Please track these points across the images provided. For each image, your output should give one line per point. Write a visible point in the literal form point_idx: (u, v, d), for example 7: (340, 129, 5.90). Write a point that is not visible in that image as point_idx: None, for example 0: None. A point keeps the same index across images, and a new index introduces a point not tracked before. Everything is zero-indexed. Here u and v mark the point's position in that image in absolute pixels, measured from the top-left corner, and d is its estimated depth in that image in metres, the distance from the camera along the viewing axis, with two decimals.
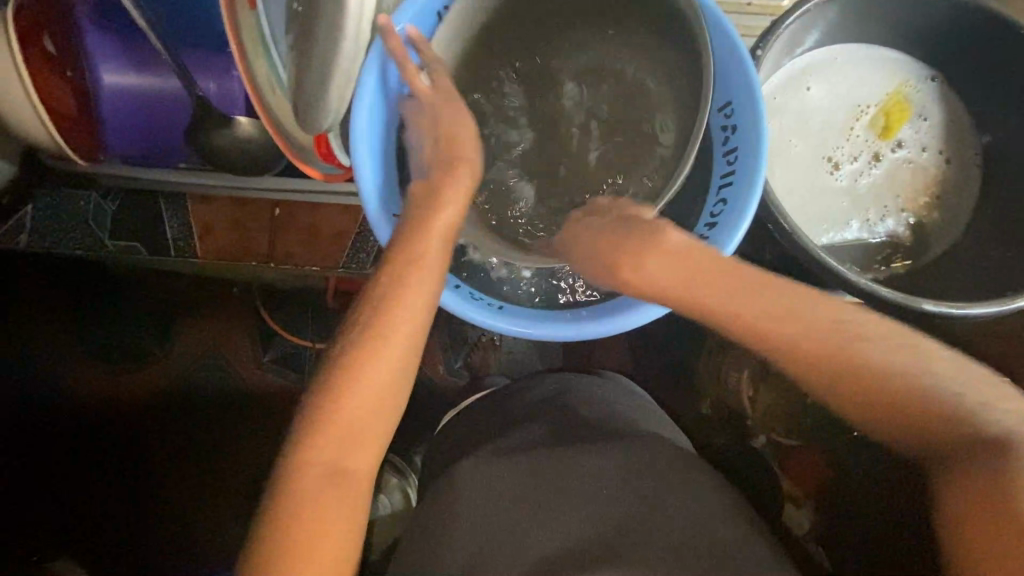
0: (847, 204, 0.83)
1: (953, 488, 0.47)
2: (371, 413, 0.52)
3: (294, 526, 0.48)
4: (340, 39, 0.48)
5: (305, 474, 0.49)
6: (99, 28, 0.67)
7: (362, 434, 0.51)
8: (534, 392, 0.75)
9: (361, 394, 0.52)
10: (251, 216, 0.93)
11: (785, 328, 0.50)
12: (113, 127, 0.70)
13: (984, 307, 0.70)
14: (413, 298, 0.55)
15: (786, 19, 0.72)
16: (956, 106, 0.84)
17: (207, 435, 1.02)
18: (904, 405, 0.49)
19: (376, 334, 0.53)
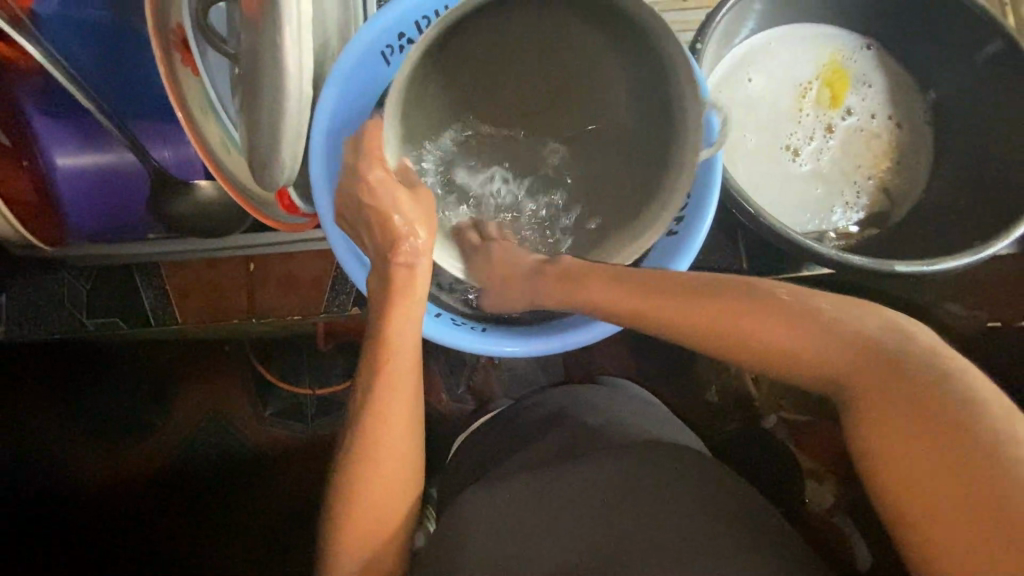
0: (821, 191, 0.85)
1: (885, 453, 0.42)
2: (392, 480, 0.52)
3: None
4: (285, 101, 0.47)
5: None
6: (47, 112, 0.66)
7: (388, 506, 0.52)
8: (537, 411, 0.75)
9: (374, 493, 0.51)
10: (228, 275, 0.94)
11: (699, 314, 0.53)
12: (74, 207, 0.70)
13: (958, 258, 0.71)
14: (398, 387, 0.53)
15: (717, 12, 0.74)
16: (896, 66, 0.87)
17: (214, 498, 0.99)
18: (836, 371, 0.47)
19: (371, 433, 0.52)
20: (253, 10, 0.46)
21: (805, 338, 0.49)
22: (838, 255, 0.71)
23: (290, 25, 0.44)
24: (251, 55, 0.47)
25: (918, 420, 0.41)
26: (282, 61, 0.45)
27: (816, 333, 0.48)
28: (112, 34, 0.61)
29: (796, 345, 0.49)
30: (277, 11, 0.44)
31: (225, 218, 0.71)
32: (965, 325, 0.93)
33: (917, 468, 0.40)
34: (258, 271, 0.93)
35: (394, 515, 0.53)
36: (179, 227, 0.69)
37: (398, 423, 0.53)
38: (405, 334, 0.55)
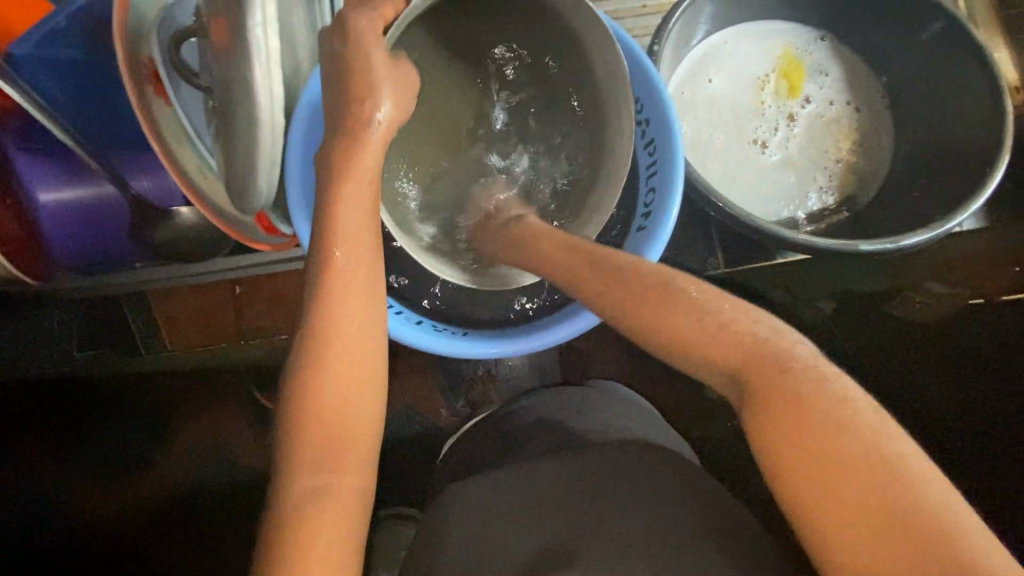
0: (794, 181, 0.87)
1: (777, 437, 0.42)
2: (349, 383, 0.49)
3: (295, 531, 0.43)
4: (257, 133, 0.48)
5: (301, 503, 0.44)
6: (31, 152, 0.69)
7: (347, 414, 0.48)
8: (526, 414, 0.77)
9: (330, 407, 0.48)
10: (217, 301, 0.95)
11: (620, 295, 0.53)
12: (57, 243, 0.72)
13: (921, 233, 0.73)
14: (347, 299, 0.51)
15: (671, 15, 0.77)
16: (850, 55, 0.90)
17: (206, 528, 0.97)
18: (733, 357, 0.46)
19: (322, 347, 0.49)
20: (220, 44, 0.46)
21: (707, 321, 0.48)
22: (804, 239, 0.73)
23: (258, 58, 0.45)
24: (222, 91, 0.48)
25: (797, 405, 0.42)
26: (253, 93, 0.46)
27: (707, 323, 0.48)
28: (84, 70, 0.61)
29: (697, 331, 0.48)
30: (242, 42, 0.45)
31: (207, 242, 0.72)
32: (945, 303, 0.95)
33: (823, 502, 0.39)
34: (245, 295, 0.95)
35: (359, 433, 0.48)
36: (162, 251, 0.71)
37: (354, 333, 0.51)
38: (355, 248, 0.53)
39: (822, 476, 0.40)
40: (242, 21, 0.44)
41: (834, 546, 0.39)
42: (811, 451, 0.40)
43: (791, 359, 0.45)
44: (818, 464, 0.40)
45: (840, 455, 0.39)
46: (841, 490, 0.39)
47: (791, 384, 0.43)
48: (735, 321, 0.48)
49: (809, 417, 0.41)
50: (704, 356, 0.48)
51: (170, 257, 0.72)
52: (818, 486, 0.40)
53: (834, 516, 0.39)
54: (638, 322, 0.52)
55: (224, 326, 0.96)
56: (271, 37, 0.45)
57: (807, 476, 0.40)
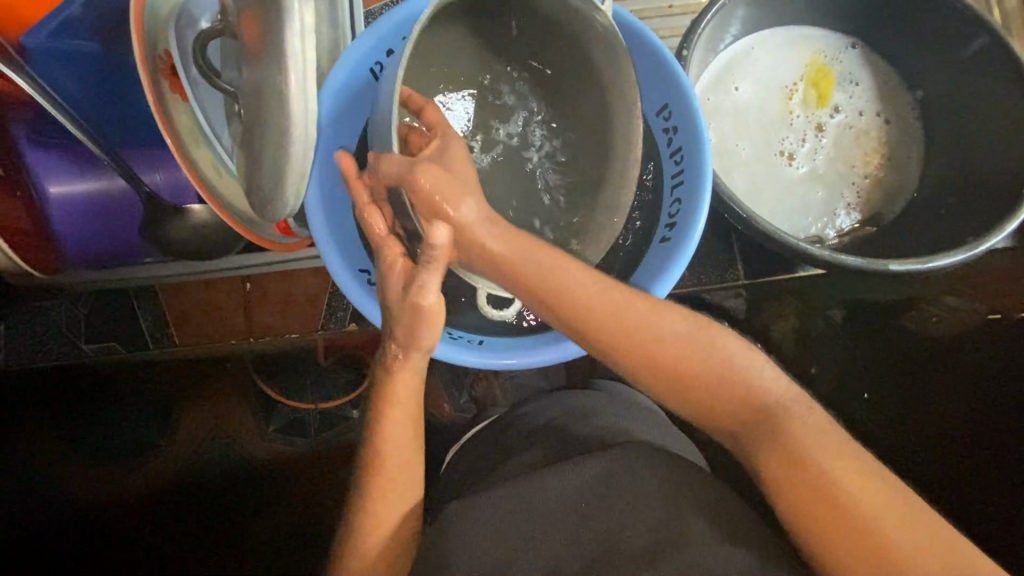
0: (824, 194, 0.85)
1: (770, 473, 0.49)
2: (403, 422, 0.61)
3: (366, 536, 0.58)
4: (289, 146, 0.46)
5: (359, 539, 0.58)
6: (42, 144, 0.67)
7: (400, 446, 0.60)
8: (532, 419, 0.76)
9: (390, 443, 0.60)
10: (225, 296, 0.93)
11: (628, 317, 0.55)
12: (67, 237, 0.70)
13: (950, 256, 0.71)
14: (404, 374, 0.61)
15: (701, 19, 0.75)
16: (882, 64, 0.87)
17: (219, 520, 1.00)
18: (728, 386, 0.52)
19: (384, 394, 0.61)
20: (254, 50, 0.45)
21: (704, 358, 0.53)
22: (829, 256, 0.71)
23: (295, 68, 0.43)
24: (254, 97, 0.46)
25: (784, 444, 0.48)
26: (287, 105, 0.44)
27: (710, 363, 0.53)
28: (99, 63, 0.60)
29: (690, 362, 0.53)
30: (279, 52, 0.43)
31: (218, 239, 0.71)
32: None
33: (835, 544, 0.45)
34: (254, 292, 0.93)
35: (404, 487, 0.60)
36: (173, 249, 0.69)
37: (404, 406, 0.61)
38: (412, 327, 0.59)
39: (822, 517, 0.45)
40: (279, 30, 0.42)
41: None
42: (816, 494, 0.46)
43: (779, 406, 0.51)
44: (814, 498, 0.46)
45: (840, 498, 0.45)
46: (851, 532, 0.44)
47: (787, 429, 0.49)
48: (739, 360, 0.53)
49: (806, 466, 0.47)
50: (690, 388, 0.53)
51: (181, 254, 0.71)
52: (830, 528, 0.45)
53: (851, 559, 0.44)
54: (658, 356, 0.54)
55: (232, 323, 0.94)
56: (308, 49, 0.43)
57: (816, 522, 0.46)
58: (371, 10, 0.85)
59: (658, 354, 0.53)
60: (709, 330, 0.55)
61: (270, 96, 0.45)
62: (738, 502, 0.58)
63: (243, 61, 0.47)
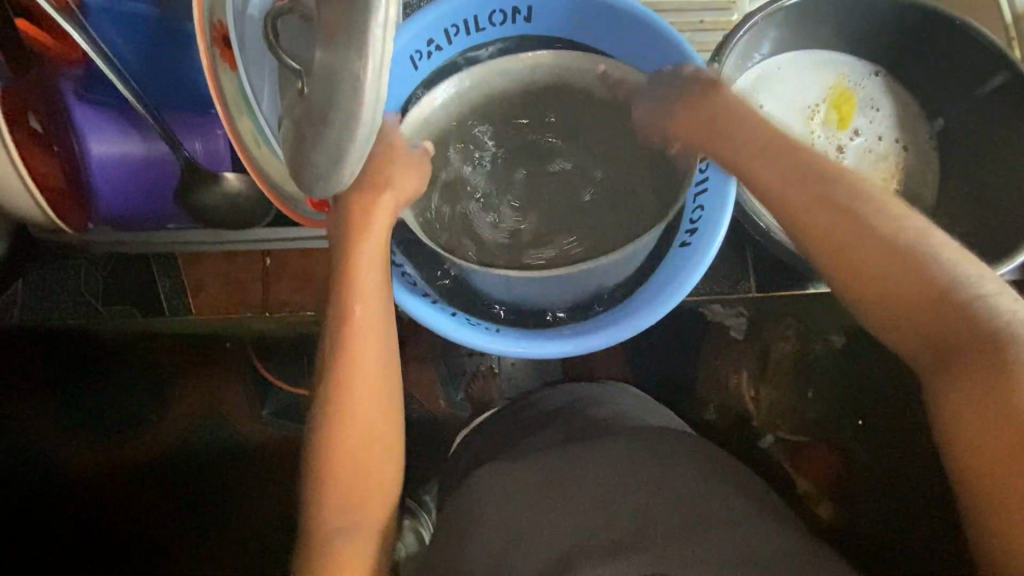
0: None
1: (944, 387, 0.50)
2: (370, 401, 0.59)
3: (332, 528, 0.55)
4: (355, 134, 0.47)
5: (330, 510, 0.56)
6: (88, 101, 0.68)
7: (368, 425, 0.58)
8: (544, 405, 0.79)
9: (358, 421, 0.58)
10: (244, 269, 0.94)
11: (820, 215, 0.58)
12: (102, 195, 0.72)
13: None
14: (365, 350, 0.59)
15: (735, 34, 0.77)
16: (903, 92, 0.89)
17: (211, 495, 1.01)
18: (901, 267, 0.54)
19: (346, 373, 0.58)
20: (329, 31, 0.46)
21: (886, 243, 0.56)
22: None
23: (373, 60, 0.44)
24: (323, 80, 0.47)
25: (967, 325, 0.50)
26: (359, 92, 0.45)
27: (884, 248, 0.55)
28: (154, 26, 0.61)
29: (879, 252, 0.55)
30: (359, 39, 0.44)
31: (248, 208, 0.72)
32: None
33: (992, 449, 0.46)
34: (273, 267, 0.94)
35: (377, 465, 0.58)
36: (202, 214, 0.70)
37: (368, 399, 0.59)
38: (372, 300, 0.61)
39: (980, 417, 0.47)
40: (365, 19, 0.43)
41: (981, 486, 0.47)
42: (993, 402, 0.47)
43: (967, 294, 0.52)
44: (974, 405, 0.48)
45: (1021, 406, 0.46)
46: (1010, 443, 0.45)
47: (968, 308, 0.51)
48: (935, 259, 0.54)
49: (991, 362, 0.48)
50: (860, 267, 0.56)
51: (209, 221, 0.72)
52: (987, 432, 0.47)
53: (1003, 468, 0.45)
54: (852, 264, 0.57)
55: (249, 295, 0.95)
56: (388, 40, 0.44)
57: (972, 428, 0.47)
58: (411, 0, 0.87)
59: (847, 240, 0.57)
60: (923, 243, 0.55)
61: (342, 80, 0.45)
62: (733, 504, 0.59)
63: (316, 37, 0.48)
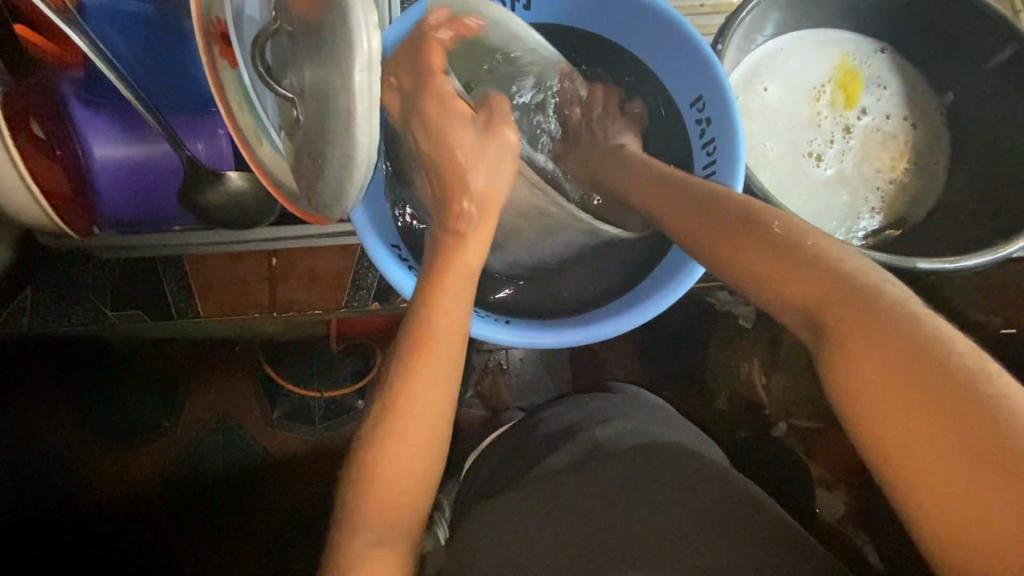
0: (847, 197, 0.86)
1: (850, 381, 0.45)
2: (451, 321, 0.57)
3: (385, 435, 0.52)
4: (356, 168, 0.48)
5: (389, 418, 0.53)
6: (89, 103, 0.68)
7: (445, 345, 0.56)
8: (551, 422, 0.75)
9: (437, 336, 0.56)
10: (251, 271, 0.93)
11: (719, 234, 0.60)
12: (105, 199, 0.71)
13: (977, 257, 0.71)
14: (459, 269, 0.59)
15: (739, 15, 0.76)
16: (910, 69, 0.88)
17: (226, 504, 1.03)
18: (803, 264, 0.53)
19: (435, 288, 0.58)
20: (319, 46, 0.46)
21: (788, 253, 0.54)
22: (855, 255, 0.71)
23: (361, 96, 0.45)
24: (317, 94, 0.47)
25: (869, 321, 0.46)
26: (351, 104, 0.45)
27: (788, 255, 0.54)
28: (153, 26, 0.61)
29: (770, 260, 0.55)
30: (345, 56, 0.44)
31: (254, 208, 0.72)
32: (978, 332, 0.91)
33: (905, 420, 0.41)
34: (279, 267, 0.92)
35: (442, 390, 0.55)
36: (208, 215, 0.70)
37: (448, 319, 0.57)
38: (447, 342, 0.56)
39: (889, 419, 0.42)
40: (348, 32, 0.44)
41: (907, 488, 0.41)
42: (914, 393, 0.41)
43: (869, 287, 0.49)
44: (887, 404, 0.43)
45: (924, 366, 0.42)
46: (928, 408, 0.41)
47: (869, 303, 0.47)
48: (845, 263, 0.52)
49: (882, 325, 0.45)
50: (769, 280, 0.55)
51: (214, 221, 0.72)
52: (899, 403, 0.42)
53: (927, 440, 0.40)
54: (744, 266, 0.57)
55: (257, 296, 0.94)
56: (375, 53, 0.45)
57: (881, 409, 0.43)
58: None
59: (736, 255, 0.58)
60: (801, 234, 0.56)
61: (335, 93, 0.46)
62: None
63: (307, 64, 0.48)
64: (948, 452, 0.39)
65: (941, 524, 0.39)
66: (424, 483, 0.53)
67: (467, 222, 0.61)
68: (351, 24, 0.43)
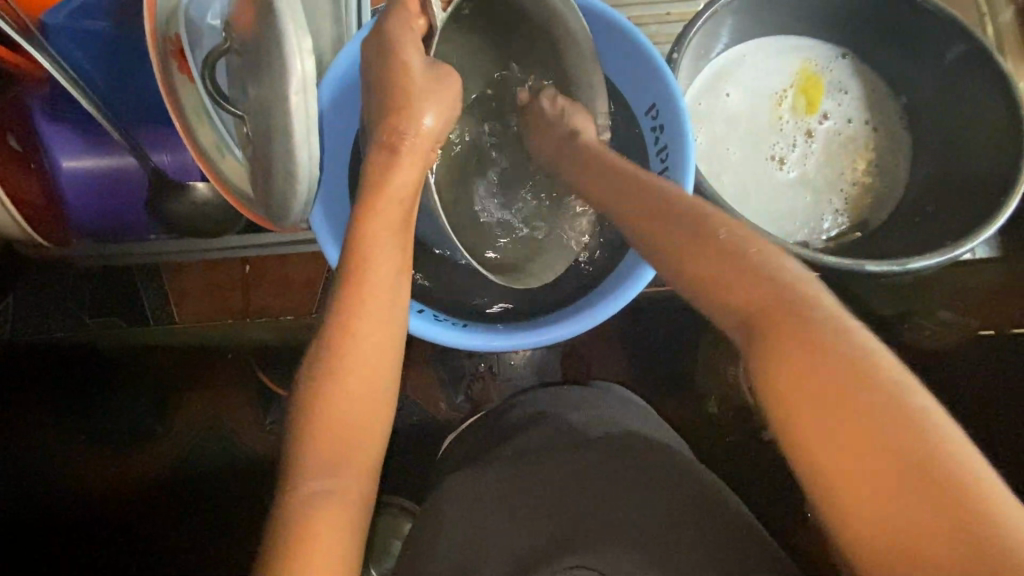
0: (810, 200, 0.87)
1: (795, 398, 0.41)
2: (388, 273, 0.57)
3: (329, 393, 0.51)
4: (297, 181, 0.50)
5: (331, 375, 0.52)
6: (58, 122, 0.71)
7: (381, 297, 0.56)
8: (523, 410, 0.77)
9: (375, 288, 0.55)
10: (226, 277, 0.97)
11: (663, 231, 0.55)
12: (77, 211, 0.74)
13: (930, 257, 0.72)
14: (391, 216, 0.58)
15: (693, 25, 0.77)
16: (870, 74, 0.89)
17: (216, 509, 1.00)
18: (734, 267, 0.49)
19: (368, 236, 0.57)
20: (257, 64, 0.47)
21: (713, 249, 0.50)
22: (813, 257, 0.72)
23: (297, 113, 0.46)
24: (258, 109, 0.49)
25: (812, 337, 0.42)
26: (288, 121, 0.46)
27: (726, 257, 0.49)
28: (116, 46, 0.64)
29: (703, 257, 0.51)
30: (281, 76, 0.46)
31: (221, 217, 0.74)
32: (953, 332, 0.91)
33: (868, 462, 0.37)
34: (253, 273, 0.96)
35: (385, 342, 0.55)
36: (175, 224, 0.72)
37: (385, 269, 0.56)
38: (387, 281, 0.56)
39: (840, 448, 0.38)
40: (282, 53, 0.45)
41: (854, 511, 0.38)
42: (865, 420, 0.38)
43: (813, 299, 0.44)
44: (843, 435, 0.38)
45: (889, 408, 0.37)
46: (887, 444, 0.37)
47: (805, 311, 0.43)
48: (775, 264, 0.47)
49: (811, 330, 0.42)
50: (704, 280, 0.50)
51: (181, 231, 0.74)
52: (842, 430, 0.39)
53: (861, 463, 0.37)
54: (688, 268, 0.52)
55: (232, 302, 0.98)
56: (311, 72, 0.46)
57: (832, 431, 0.39)
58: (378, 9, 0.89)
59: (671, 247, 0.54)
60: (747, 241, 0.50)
61: (272, 109, 0.47)
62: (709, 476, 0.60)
63: (247, 82, 0.49)
64: (910, 488, 0.36)
65: (889, 545, 0.36)
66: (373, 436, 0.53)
67: (397, 165, 0.59)
68: (283, 46, 0.45)
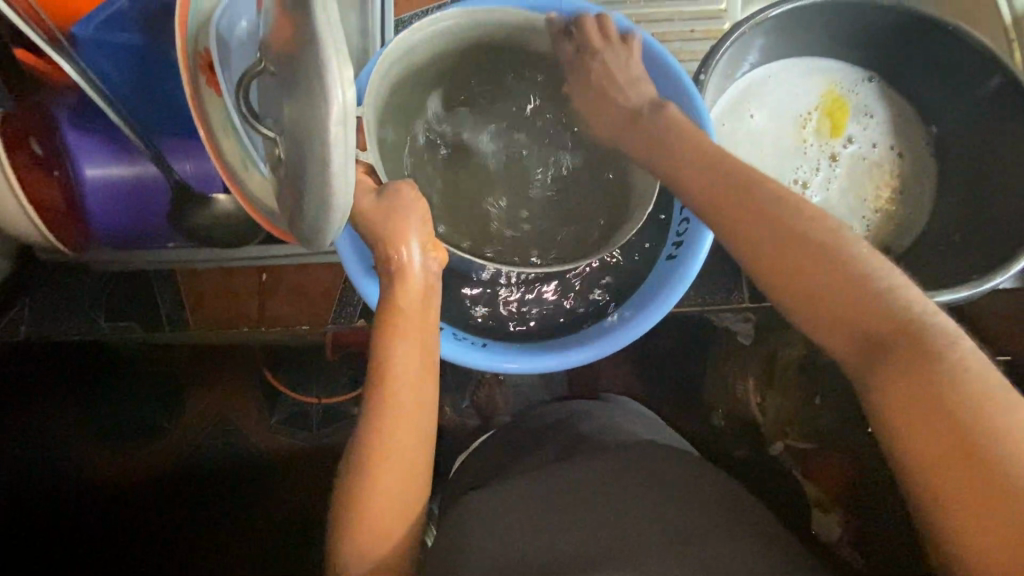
0: None
1: (885, 386, 0.46)
2: (416, 341, 0.57)
3: (371, 470, 0.53)
4: (333, 209, 0.49)
5: (372, 452, 0.54)
6: (80, 128, 0.71)
7: (412, 366, 0.56)
8: (545, 419, 0.79)
9: (404, 362, 0.56)
10: (243, 283, 0.95)
11: (758, 222, 0.57)
12: (97, 216, 0.73)
13: (955, 291, 0.71)
14: (411, 283, 0.57)
15: (721, 46, 0.76)
16: (898, 98, 0.88)
17: (225, 509, 1.03)
18: (834, 271, 0.52)
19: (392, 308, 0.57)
20: (296, 89, 0.46)
21: (801, 248, 0.54)
22: None
23: (337, 145, 0.45)
24: (294, 136, 0.48)
25: (909, 332, 0.46)
26: (328, 153, 0.45)
27: (823, 255, 0.53)
28: (144, 55, 0.64)
29: (797, 256, 0.54)
30: (322, 107, 0.44)
31: (241, 227, 0.74)
32: None
33: (950, 466, 0.41)
34: (270, 282, 0.95)
35: (421, 408, 0.56)
36: (195, 233, 0.72)
37: (414, 333, 0.57)
38: (415, 349, 0.57)
39: (931, 437, 0.42)
40: (324, 83, 0.44)
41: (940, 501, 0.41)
42: (950, 412, 0.42)
43: (908, 303, 0.49)
44: (924, 434, 0.42)
45: (970, 411, 0.41)
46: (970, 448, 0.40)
47: (901, 316, 0.48)
48: (882, 271, 0.51)
49: (922, 340, 0.45)
50: (798, 279, 0.53)
51: (200, 240, 0.74)
52: (923, 419, 0.42)
53: (936, 459, 0.41)
54: (786, 266, 0.54)
55: (247, 310, 0.97)
56: (351, 103, 0.45)
57: (921, 426, 0.42)
58: (402, 19, 0.89)
59: (762, 238, 0.57)
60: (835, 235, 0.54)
61: (312, 139, 0.46)
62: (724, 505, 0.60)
63: (284, 106, 0.49)
64: (981, 495, 0.39)
65: (967, 537, 0.39)
66: (417, 497, 0.55)
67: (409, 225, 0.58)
68: (325, 76, 0.43)
